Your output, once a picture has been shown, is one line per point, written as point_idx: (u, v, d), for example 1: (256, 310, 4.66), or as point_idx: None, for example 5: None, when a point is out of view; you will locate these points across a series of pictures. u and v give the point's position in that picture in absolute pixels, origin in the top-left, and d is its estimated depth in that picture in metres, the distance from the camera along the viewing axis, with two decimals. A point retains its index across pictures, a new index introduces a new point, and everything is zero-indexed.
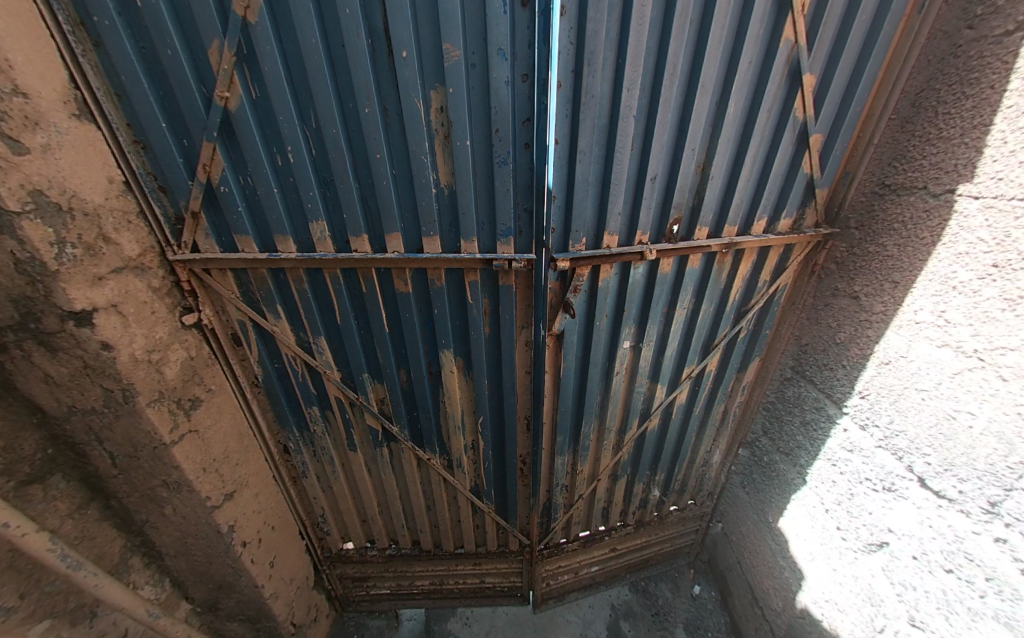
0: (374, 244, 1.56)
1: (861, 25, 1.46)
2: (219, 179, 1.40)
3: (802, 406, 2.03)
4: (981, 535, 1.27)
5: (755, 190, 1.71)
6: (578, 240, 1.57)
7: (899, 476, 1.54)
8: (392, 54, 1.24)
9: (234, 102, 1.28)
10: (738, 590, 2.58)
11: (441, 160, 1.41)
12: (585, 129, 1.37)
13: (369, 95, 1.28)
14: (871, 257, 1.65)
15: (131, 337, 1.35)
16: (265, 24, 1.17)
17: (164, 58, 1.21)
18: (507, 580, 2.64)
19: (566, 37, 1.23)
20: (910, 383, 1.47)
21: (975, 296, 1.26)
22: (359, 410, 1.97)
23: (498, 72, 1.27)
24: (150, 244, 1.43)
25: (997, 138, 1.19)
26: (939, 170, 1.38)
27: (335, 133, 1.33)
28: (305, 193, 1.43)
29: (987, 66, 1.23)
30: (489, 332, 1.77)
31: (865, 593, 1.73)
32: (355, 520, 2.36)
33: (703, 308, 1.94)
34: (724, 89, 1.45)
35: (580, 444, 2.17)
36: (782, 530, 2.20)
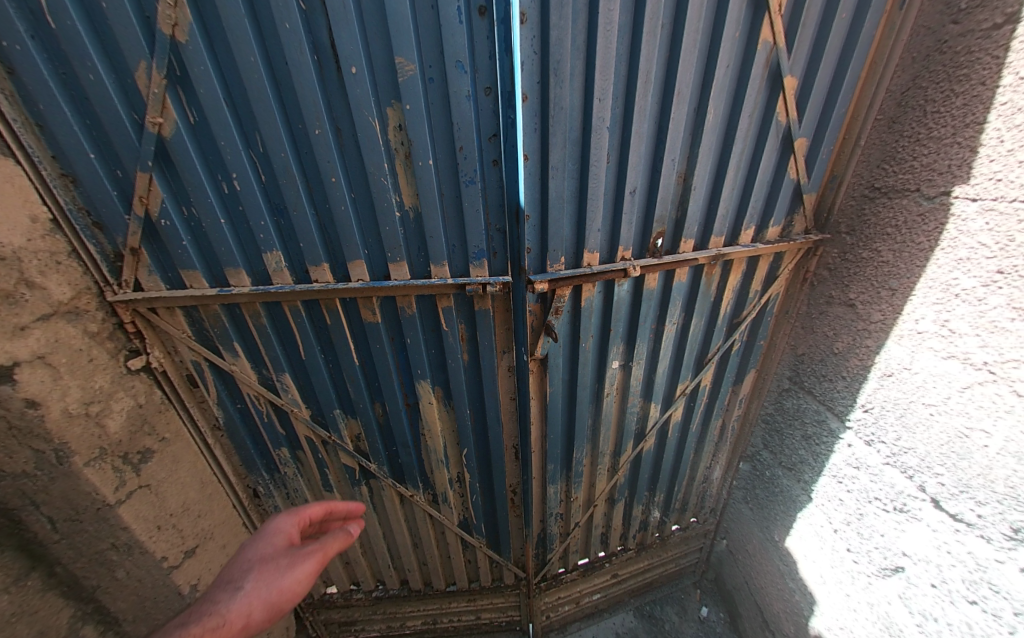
0: (336, 273, 1.44)
1: (841, 24, 1.40)
2: (159, 211, 1.27)
3: (802, 419, 1.93)
4: (1005, 564, 1.17)
5: (741, 197, 1.62)
6: (555, 259, 1.46)
7: (910, 496, 1.45)
8: (340, 69, 1.13)
9: (169, 127, 1.16)
10: (747, 612, 2.46)
11: (404, 181, 1.31)
12: (556, 144, 1.28)
13: (318, 114, 1.17)
14: (866, 263, 1.56)
15: (63, 390, 1.21)
16: (198, 43, 1.07)
17: (87, 83, 1.09)
18: (505, 616, 2.48)
19: (529, 47, 1.14)
20: (916, 397, 1.38)
21: (981, 305, 1.17)
22: (333, 448, 1.83)
23: (459, 85, 1.17)
24: (85, 285, 1.29)
25: (992, 137, 1.12)
26: (932, 171, 1.30)
27: (284, 158, 1.23)
28: (256, 223, 1.31)
29: (976, 62, 1.16)
30: (468, 359, 1.65)
31: (882, 622, 1.62)
32: (337, 563, 2.20)
33: (693, 322, 1.84)
34: (702, 95, 1.36)
35: (573, 470, 2.05)
36: (789, 549, 2.09)
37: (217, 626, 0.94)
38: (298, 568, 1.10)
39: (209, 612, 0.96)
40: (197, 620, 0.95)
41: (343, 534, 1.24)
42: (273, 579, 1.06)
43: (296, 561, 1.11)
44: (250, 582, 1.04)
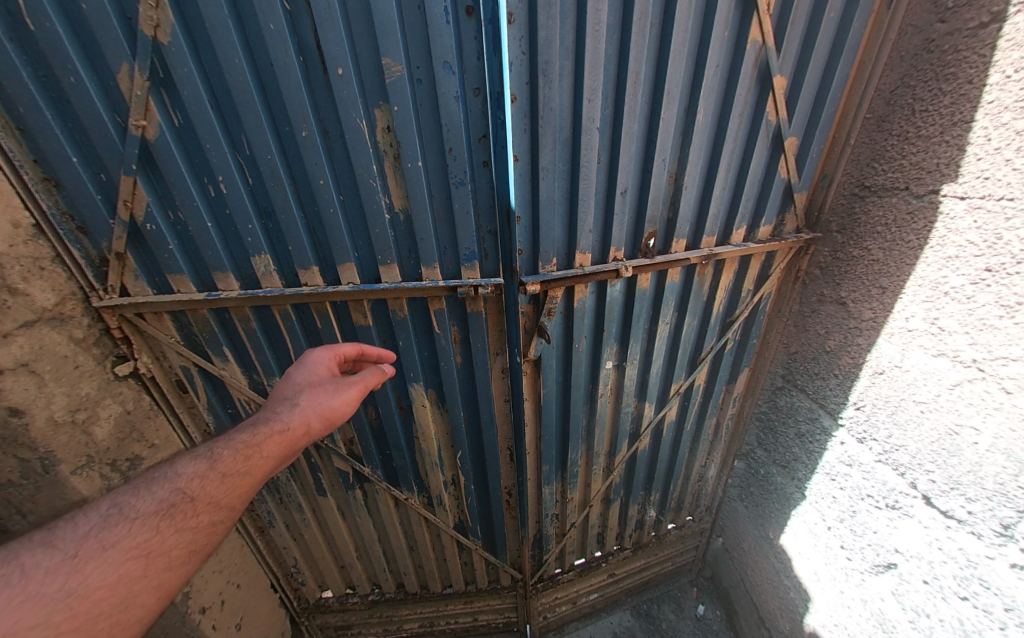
0: (326, 277, 1.43)
1: (830, 23, 1.40)
2: (144, 215, 1.25)
3: (796, 417, 1.94)
4: (995, 560, 1.18)
5: (732, 197, 1.62)
6: (547, 260, 1.45)
7: (902, 493, 1.46)
8: (327, 70, 1.12)
9: (153, 130, 1.14)
10: (742, 609, 2.47)
11: (393, 183, 1.30)
12: (546, 144, 1.27)
13: (304, 116, 1.16)
14: (857, 262, 1.57)
15: (48, 398, 1.19)
16: (181, 45, 1.05)
17: (68, 85, 1.07)
18: (502, 617, 2.47)
19: (517, 47, 1.13)
20: (907, 395, 1.39)
21: (970, 303, 1.18)
22: (326, 453, 1.81)
23: (447, 86, 1.16)
24: (70, 291, 1.27)
25: (980, 136, 1.13)
26: (920, 170, 1.30)
27: (271, 160, 1.21)
28: (243, 226, 1.30)
29: (963, 60, 1.17)
30: (461, 361, 1.65)
31: (876, 619, 1.63)
32: (332, 567, 2.19)
33: (686, 322, 1.84)
34: (692, 95, 1.36)
35: (568, 471, 2.05)
36: (784, 547, 2.10)
37: (282, 429, 1.01)
38: (345, 391, 1.14)
39: (273, 418, 1.04)
40: (266, 421, 1.03)
41: (379, 371, 1.25)
42: (323, 397, 1.10)
43: (342, 386, 1.15)
44: (303, 398, 1.09)
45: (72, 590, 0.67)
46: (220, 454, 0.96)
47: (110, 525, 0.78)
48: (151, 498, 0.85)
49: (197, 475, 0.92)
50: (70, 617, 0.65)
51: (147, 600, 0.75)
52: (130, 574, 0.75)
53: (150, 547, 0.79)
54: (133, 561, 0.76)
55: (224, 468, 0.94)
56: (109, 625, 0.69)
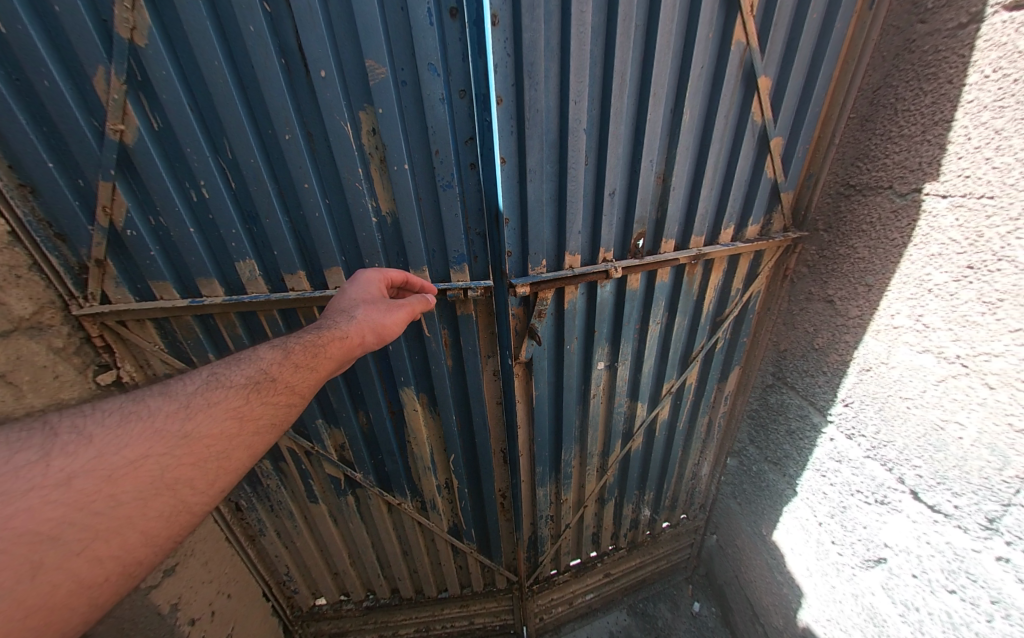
0: (313, 281, 1.42)
1: (813, 24, 1.41)
2: (124, 222, 1.23)
3: (786, 414, 1.95)
4: (981, 554, 1.20)
5: (721, 196, 1.63)
6: (537, 262, 1.45)
7: (890, 488, 1.48)
8: (309, 73, 1.10)
9: (131, 135, 1.12)
10: (737, 606, 2.49)
11: (379, 186, 1.28)
12: (533, 146, 1.26)
13: (287, 119, 1.14)
14: (843, 260, 1.58)
15: (27, 409, 1.16)
16: (159, 48, 1.03)
17: (41, 89, 1.03)
18: (498, 620, 2.46)
19: (502, 49, 1.13)
20: (894, 391, 1.40)
21: (953, 300, 1.19)
22: (317, 459, 1.79)
23: (432, 88, 1.15)
24: (48, 299, 1.24)
25: (960, 135, 1.14)
26: (903, 169, 1.32)
27: (254, 164, 1.19)
28: (227, 231, 1.28)
29: (943, 60, 1.18)
30: (452, 364, 1.64)
31: (867, 613, 1.65)
32: (326, 574, 2.17)
33: (677, 321, 1.85)
34: (678, 95, 1.37)
35: (562, 472, 2.04)
36: (777, 543, 2.12)
37: (340, 337, 1.05)
38: (395, 312, 1.16)
39: (333, 324, 1.07)
40: (328, 326, 1.07)
41: (424, 299, 1.28)
42: (377, 312, 1.12)
43: (393, 307, 1.16)
44: (359, 309, 1.10)
45: (186, 433, 0.78)
46: (293, 347, 1.01)
47: (212, 388, 0.87)
48: (241, 372, 0.93)
49: (275, 360, 0.98)
50: (188, 452, 0.76)
51: (242, 454, 0.83)
52: (229, 429, 0.83)
53: (241, 412, 0.86)
54: (230, 418, 0.84)
55: (296, 359, 0.99)
56: (217, 466, 0.79)
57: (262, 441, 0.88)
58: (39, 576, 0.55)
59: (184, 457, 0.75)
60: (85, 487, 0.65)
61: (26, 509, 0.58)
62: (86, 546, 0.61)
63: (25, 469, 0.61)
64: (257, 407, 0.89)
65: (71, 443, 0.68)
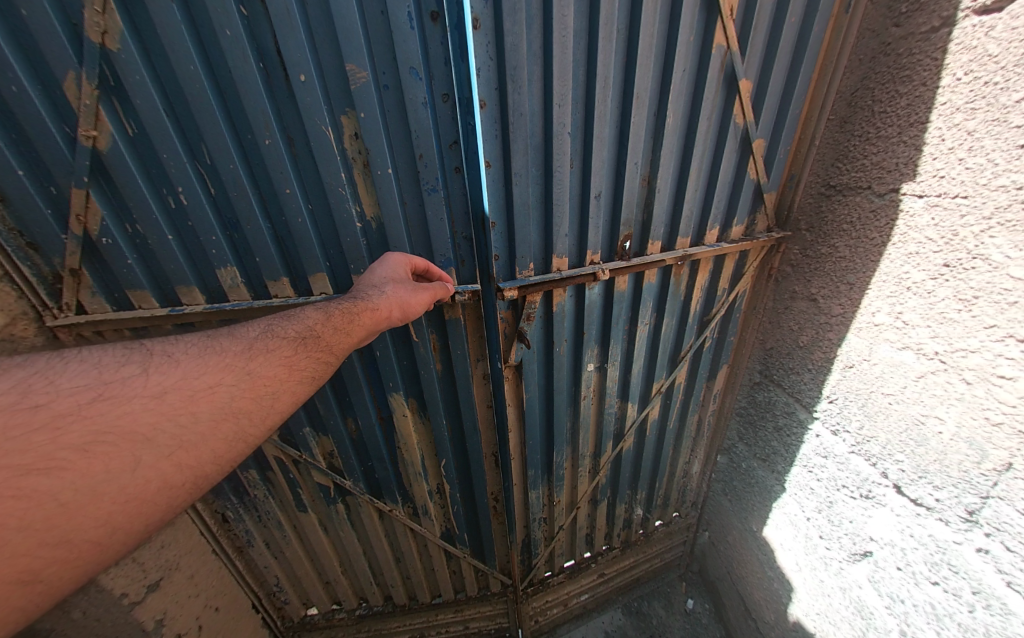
0: (298, 287, 1.40)
1: (792, 27, 1.43)
2: (99, 230, 1.19)
3: (773, 411, 1.98)
4: (962, 546, 1.22)
5: (705, 197, 1.65)
6: (525, 265, 1.45)
7: (875, 482, 1.50)
8: (288, 77, 1.09)
9: (104, 141, 1.09)
10: (730, 602, 2.52)
11: (363, 191, 1.27)
12: (518, 149, 1.26)
13: (267, 124, 1.13)
14: (825, 259, 1.61)
15: None
16: (132, 52, 1.00)
17: (7, 94, 0.99)
18: (493, 624, 2.45)
19: (484, 52, 1.12)
20: (876, 387, 1.43)
21: (930, 297, 1.22)
22: (306, 467, 1.76)
23: (414, 92, 1.14)
24: (19, 310, 1.20)
25: (934, 136, 1.17)
26: (881, 169, 1.34)
27: (233, 170, 1.17)
28: (207, 239, 1.26)
29: (917, 63, 1.21)
30: (441, 369, 1.63)
31: (855, 606, 1.68)
32: (317, 583, 2.14)
33: (665, 321, 1.86)
34: (661, 98, 1.38)
35: (554, 474, 2.04)
36: (767, 539, 2.15)
37: (372, 309, 1.06)
38: (420, 293, 1.18)
39: (368, 293, 1.10)
40: (362, 294, 1.09)
41: (443, 286, 1.31)
42: (405, 290, 1.15)
43: (418, 289, 1.19)
44: (389, 286, 1.13)
45: (249, 371, 0.85)
46: (333, 309, 1.04)
47: (269, 337, 0.93)
48: (293, 326, 0.98)
49: (320, 319, 1.02)
50: (247, 389, 0.83)
51: (286, 402, 0.88)
52: (282, 374, 0.89)
53: (290, 362, 0.91)
54: (282, 365, 0.89)
55: (335, 321, 1.02)
56: (266, 407, 0.84)
57: (305, 391, 0.93)
58: (137, 470, 0.67)
59: (243, 392, 0.82)
60: (172, 402, 0.74)
61: (126, 412, 0.70)
62: (172, 452, 0.71)
63: (129, 382, 0.73)
64: (301, 361, 0.93)
65: (163, 363, 0.79)
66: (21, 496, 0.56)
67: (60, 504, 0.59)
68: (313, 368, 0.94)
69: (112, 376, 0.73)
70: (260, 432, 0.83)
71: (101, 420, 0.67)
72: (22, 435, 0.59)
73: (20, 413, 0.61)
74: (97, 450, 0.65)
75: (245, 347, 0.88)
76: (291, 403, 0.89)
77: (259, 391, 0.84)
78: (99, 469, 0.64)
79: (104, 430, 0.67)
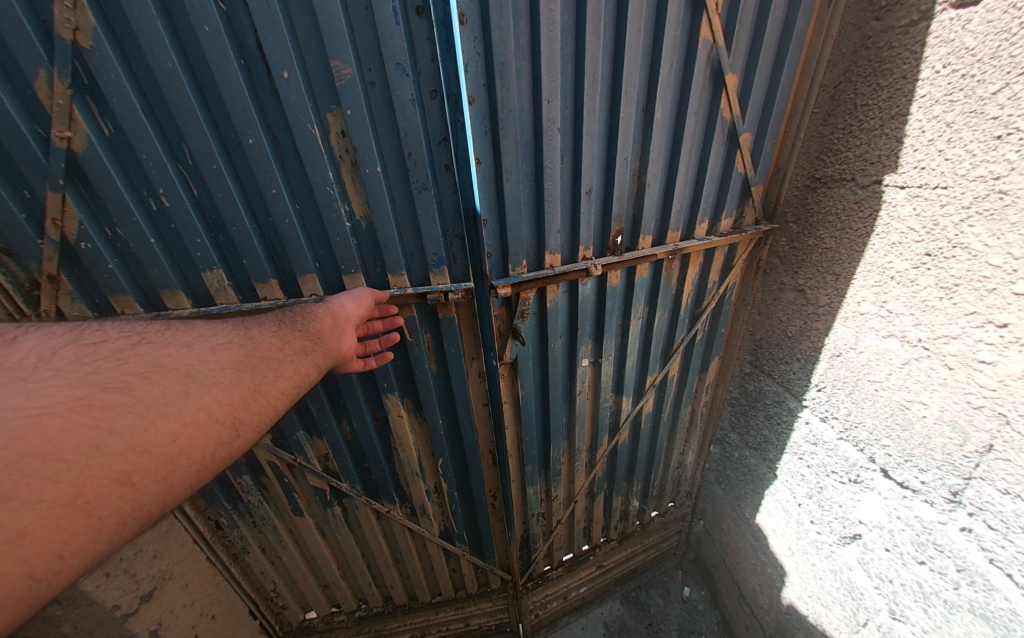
0: (287, 289, 1.38)
1: (775, 22, 1.45)
2: (78, 234, 1.15)
3: (764, 400, 2.02)
4: (947, 526, 1.27)
5: (695, 191, 1.66)
6: (518, 262, 1.45)
7: (863, 467, 1.55)
8: (271, 74, 1.06)
9: (79, 141, 1.05)
10: (725, 587, 2.58)
11: (352, 189, 1.25)
12: (508, 146, 1.25)
13: (250, 122, 1.10)
14: (811, 250, 1.64)
15: None
16: (106, 49, 0.96)
17: None
18: (494, 619, 2.47)
19: (471, 48, 1.11)
20: (862, 374, 1.47)
21: (913, 286, 1.25)
22: (300, 471, 1.74)
23: (401, 89, 1.13)
24: None
25: (915, 128, 1.20)
26: (864, 161, 1.37)
27: (216, 169, 1.14)
28: (191, 241, 1.23)
29: (897, 57, 1.24)
30: (436, 368, 1.62)
31: (845, 587, 1.73)
32: (315, 587, 2.13)
33: (658, 315, 1.88)
34: (649, 93, 1.38)
35: (551, 469, 2.06)
36: (760, 525, 2.20)
37: (337, 301, 1.20)
38: (373, 290, 1.35)
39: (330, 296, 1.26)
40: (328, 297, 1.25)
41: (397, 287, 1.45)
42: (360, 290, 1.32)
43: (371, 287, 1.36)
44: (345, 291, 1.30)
45: (252, 337, 1.01)
46: (303, 305, 1.19)
47: (258, 321, 1.08)
48: (277, 314, 1.13)
49: (296, 310, 1.16)
50: (256, 348, 0.99)
51: (289, 363, 1.01)
52: (279, 342, 1.03)
53: (281, 334, 1.05)
54: (273, 338, 1.03)
55: (310, 310, 1.16)
56: (276, 363, 0.99)
57: (300, 361, 1.03)
58: (188, 397, 0.82)
59: (255, 349, 0.98)
60: (201, 350, 0.91)
61: (169, 354, 0.87)
62: (210, 388, 0.86)
63: (158, 339, 0.90)
64: (290, 337, 1.06)
65: (181, 331, 0.95)
66: (104, 408, 0.72)
67: (137, 417, 0.74)
68: (302, 342, 1.06)
69: (151, 335, 0.91)
70: (272, 388, 0.96)
71: (149, 359, 0.84)
72: (92, 363, 0.77)
73: (88, 351, 0.80)
74: (155, 378, 0.81)
75: (242, 327, 1.03)
76: (291, 369, 1.01)
77: (260, 354, 0.98)
78: (158, 395, 0.79)
79: (156, 366, 0.83)
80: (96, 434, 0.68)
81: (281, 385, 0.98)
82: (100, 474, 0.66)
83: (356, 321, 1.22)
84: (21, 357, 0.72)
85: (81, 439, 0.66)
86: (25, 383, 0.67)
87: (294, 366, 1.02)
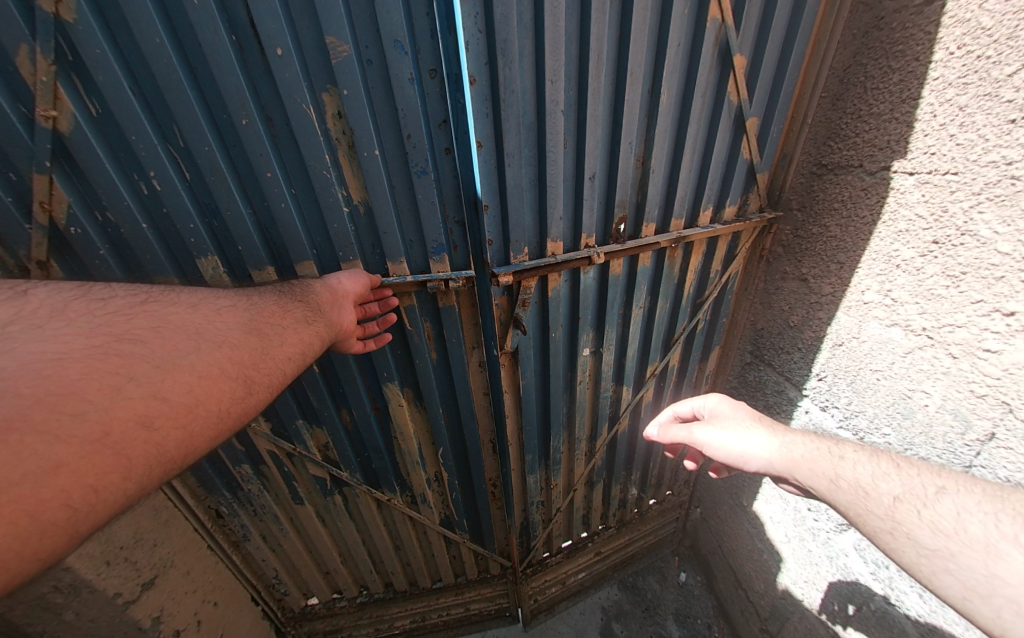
0: (283, 276, 1.35)
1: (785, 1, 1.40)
2: (67, 219, 1.12)
3: (764, 390, 2.02)
4: None
5: (699, 179, 1.63)
6: (519, 250, 1.42)
7: None
8: (264, 51, 1.02)
9: (65, 122, 1.00)
10: (721, 573, 2.63)
11: (349, 174, 1.22)
12: (510, 129, 1.22)
13: (243, 103, 1.06)
14: (816, 239, 1.62)
15: None
16: (91, 24, 0.92)
17: None
18: (494, 604, 2.50)
19: (472, 25, 1.07)
20: (864, 363, 1.46)
21: (919, 274, 1.24)
22: (301, 460, 1.74)
23: (400, 68, 1.09)
24: None
25: (926, 112, 1.17)
26: (872, 147, 1.34)
27: (209, 153, 1.11)
28: (185, 227, 1.20)
29: (911, 37, 1.20)
30: (436, 357, 1.60)
31: (841, 572, 1.76)
32: (316, 574, 2.15)
33: (660, 304, 1.86)
34: (654, 77, 1.35)
35: (550, 458, 2.07)
36: (757, 513, 2.23)
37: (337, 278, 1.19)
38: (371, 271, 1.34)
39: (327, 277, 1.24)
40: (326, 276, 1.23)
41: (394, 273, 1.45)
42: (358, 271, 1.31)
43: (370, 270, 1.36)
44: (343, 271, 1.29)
45: (256, 305, 0.99)
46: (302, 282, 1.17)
47: (257, 293, 1.06)
48: (275, 289, 1.10)
49: (293, 285, 1.13)
50: (262, 314, 0.96)
51: (296, 329, 0.98)
52: (283, 310, 1.01)
53: (282, 305, 1.03)
54: (275, 308, 1.00)
55: (309, 286, 1.14)
56: (282, 328, 0.96)
57: (304, 328, 1.00)
58: (201, 350, 0.79)
59: (262, 314, 0.96)
60: (208, 311, 0.88)
61: (177, 312, 0.83)
62: (221, 344, 0.83)
63: (159, 299, 0.85)
64: (291, 307, 1.03)
65: (182, 293, 0.91)
66: (119, 356, 0.69)
67: (155, 367, 0.71)
68: (303, 312, 1.03)
69: (156, 293, 0.88)
70: (279, 352, 0.93)
71: (157, 315, 0.80)
72: (103, 317, 0.74)
73: (98, 304, 0.77)
74: (167, 332, 0.78)
75: (243, 295, 1.01)
76: (295, 336, 0.97)
77: (264, 320, 0.95)
78: (169, 346, 0.76)
79: (164, 322, 0.79)
80: (116, 379, 0.66)
81: (286, 351, 0.94)
82: (122, 415, 0.64)
83: (354, 298, 1.20)
84: (30, 308, 0.69)
85: (100, 384, 0.64)
86: (38, 331, 0.64)
87: (298, 335, 0.98)
